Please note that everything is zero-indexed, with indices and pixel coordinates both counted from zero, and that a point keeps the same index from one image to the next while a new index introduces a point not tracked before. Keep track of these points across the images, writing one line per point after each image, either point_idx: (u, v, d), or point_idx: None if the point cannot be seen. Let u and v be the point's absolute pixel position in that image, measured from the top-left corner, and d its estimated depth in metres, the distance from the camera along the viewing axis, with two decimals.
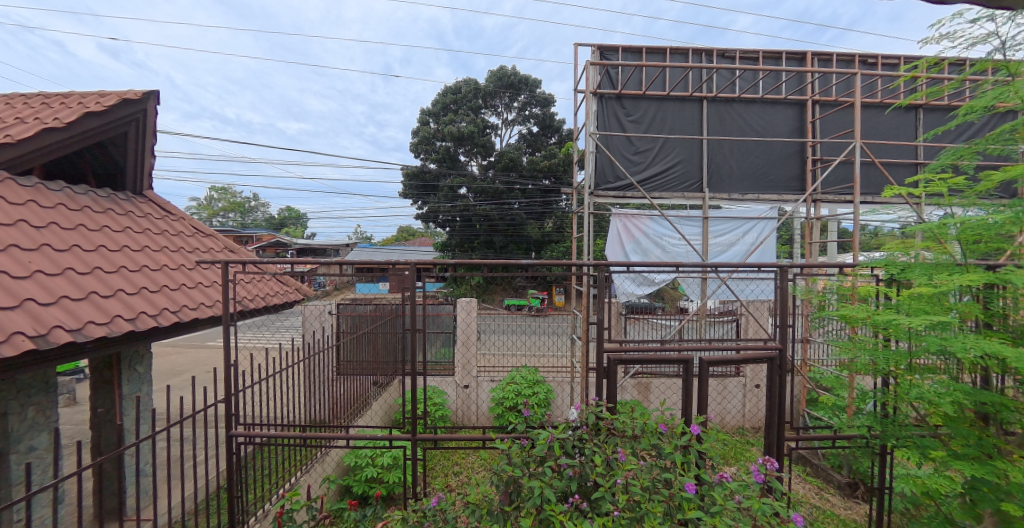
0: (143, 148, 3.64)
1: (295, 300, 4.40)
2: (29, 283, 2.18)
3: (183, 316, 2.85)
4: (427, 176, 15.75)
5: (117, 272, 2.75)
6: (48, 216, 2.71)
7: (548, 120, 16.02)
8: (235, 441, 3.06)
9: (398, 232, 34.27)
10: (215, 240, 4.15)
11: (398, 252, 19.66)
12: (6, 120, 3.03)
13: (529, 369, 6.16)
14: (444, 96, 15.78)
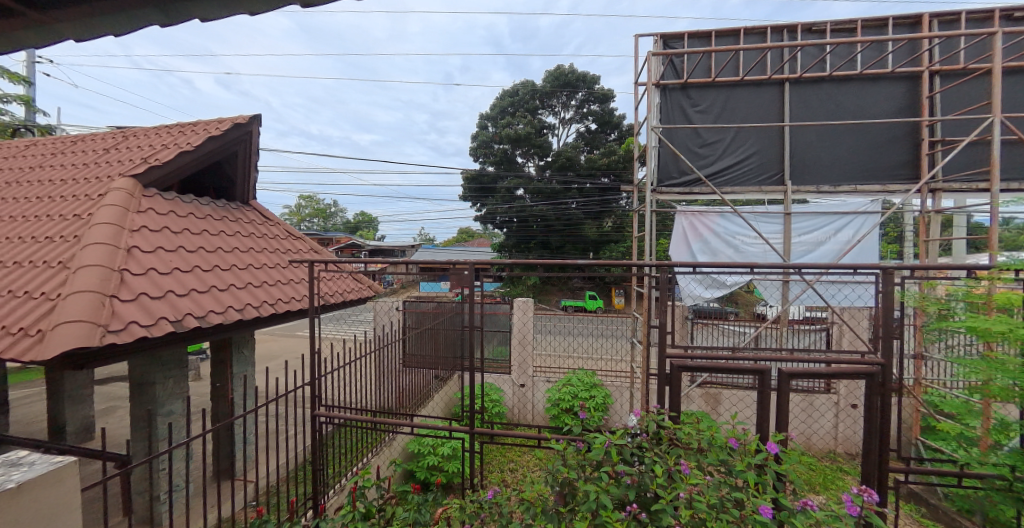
0: (250, 165, 4.06)
1: (368, 297, 4.67)
2: (170, 278, 2.67)
3: (281, 309, 3.21)
4: (485, 180, 16.01)
5: (230, 270, 3.18)
6: (183, 223, 3.26)
7: (607, 116, 15.63)
8: (316, 422, 3.32)
9: (458, 234, 35.48)
10: (303, 243, 4.52)
11: (457, 252, 20.31)
12: (154, 147, 3.62)
13: (586, 372, 6.04)
14: (502, 100, 16.05)
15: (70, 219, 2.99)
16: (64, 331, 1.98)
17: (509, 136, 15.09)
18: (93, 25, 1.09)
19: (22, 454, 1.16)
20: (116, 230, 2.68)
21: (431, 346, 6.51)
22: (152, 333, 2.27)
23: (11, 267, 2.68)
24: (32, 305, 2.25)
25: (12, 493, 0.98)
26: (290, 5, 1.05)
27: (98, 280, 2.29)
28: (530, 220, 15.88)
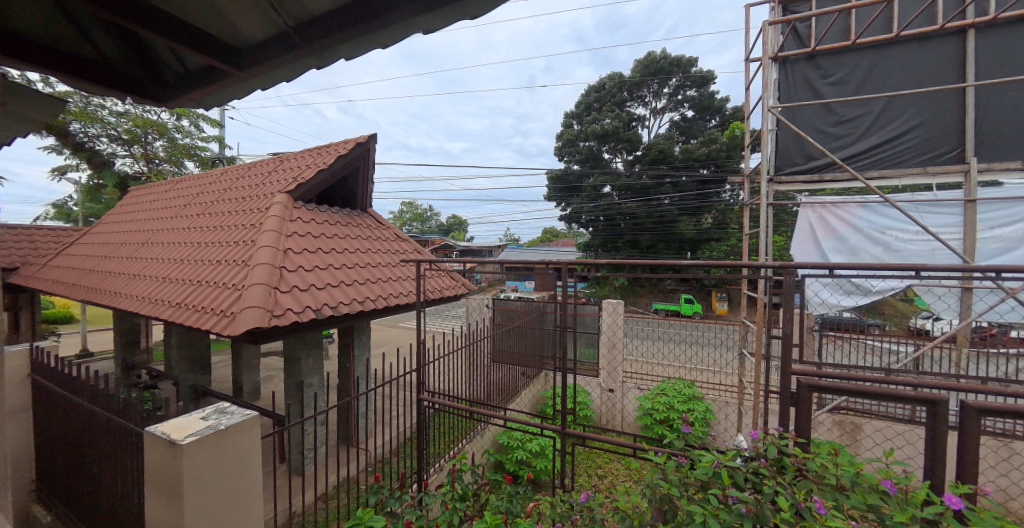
0: (366, 175, 5.16)
1: (461, 294, 4.92)
2: (311, 275, 3.75)
3: (386, 303, 4.14)
4: (571, 178, 15.84)
5: (352, 269, 4.23)
6: (320, 229, 4.39)
7: (705, 102, 14.53)
8: (422, 404, 3.59)
9: (543, 234, 35.64)
10: (408, 244, 5.45)
11: (545, 252, 20.42)
12: (303, 168, 4.84)
13: (684, 383, 5.60)
14: (587, 96, 15.74)
15: (248, 227, 4.23)
16: (250, 313, 3.06)
17: (595, 132, 14.74)
18: (278, 71, 1.44)
19: (226, 405, 1.86)
20: (278, 237, 3.83)
21: (518, 344, 6.61)
22: (299, 318, 3.28)
23: (216, 261, 3.95)
24: (232, 291, 3.42)
25: (222, 432, 1.65)
26: (414, 34, 1.23)
27: (267, 276, 3.38)
28: (618, 218, 15.27)
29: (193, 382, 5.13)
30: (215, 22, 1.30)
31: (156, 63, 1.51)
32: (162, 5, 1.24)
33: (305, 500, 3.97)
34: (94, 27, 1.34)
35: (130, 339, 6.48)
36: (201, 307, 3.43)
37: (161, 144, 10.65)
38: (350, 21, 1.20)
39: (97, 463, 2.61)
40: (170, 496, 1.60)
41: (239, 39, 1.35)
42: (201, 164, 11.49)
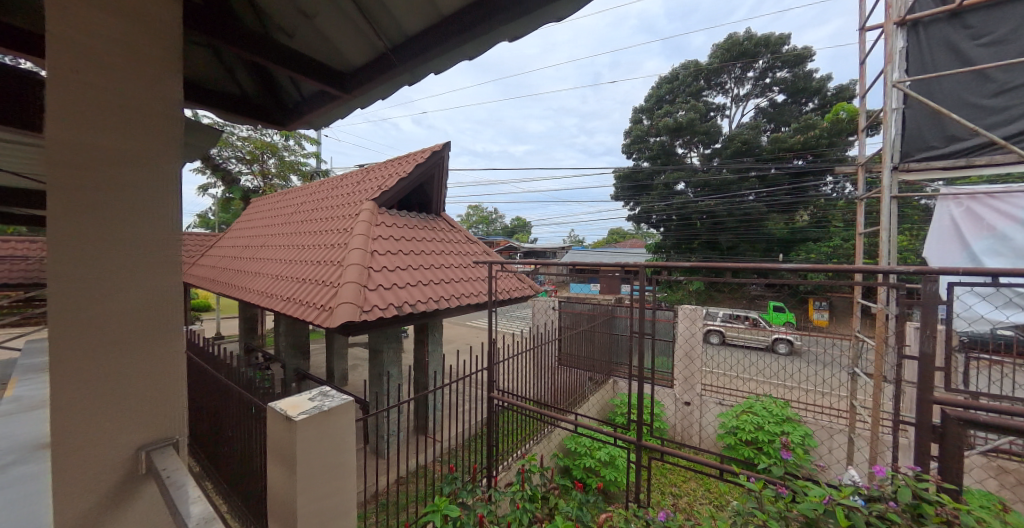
0: (440, 181, 5.54)
1: (529, 295, 4.97)
2: (394, 275, 4.09)
3: (460, 302, 4.37)
4: (640, 176, 15.20)
5: (428, 270, 4.54)
6: (401, 233, 4.78)
7: (798, 84, 13.16)
8: (494, 402, 3.66)
9: (609, 236, 34.63)
10: (478, 246, 5.64)
11: (613, 254, 19.77)
12: (385, 178, 5.32)
13: (776, 402, 5.08)
14: (659, 88, 15.03)
15: (341, 232, 4.72)
16: (344, 309, 3.41)
17: (667, 126, 13.98)
18: (376, 89, 1.70)
19: (329, 390, 1.70)
20: (366, 240, 4.23)
21: (586, 347, 6.47)
22: (384, 314, 3.58)
23: (316, 262, 4.47)
24: (328, 288, 3.84)
25: (327, 414, 1.50)
26: (502, 41, 1.34)
27: (358, 276, 3.75)
28: (694, 217, 14.30)
29: (296, 365, 5.87)
30: (329, 53, 1.61)
31: (280, 91, 1.92)
32: (290, 45, 1.59)
33: (384, 481, 4.31)
34: (239, 66, 1.77)
35: (250, 327, 7.61)
36: (304, 302, 3.90)
37: (273, 162, 12.23)
38: (440, 39, 1.37)
39: (232, 427, 3.21)
40: (282, 467, 1.47)
41: (346, 63, 1.65)
42: (300, 177, 13.02)
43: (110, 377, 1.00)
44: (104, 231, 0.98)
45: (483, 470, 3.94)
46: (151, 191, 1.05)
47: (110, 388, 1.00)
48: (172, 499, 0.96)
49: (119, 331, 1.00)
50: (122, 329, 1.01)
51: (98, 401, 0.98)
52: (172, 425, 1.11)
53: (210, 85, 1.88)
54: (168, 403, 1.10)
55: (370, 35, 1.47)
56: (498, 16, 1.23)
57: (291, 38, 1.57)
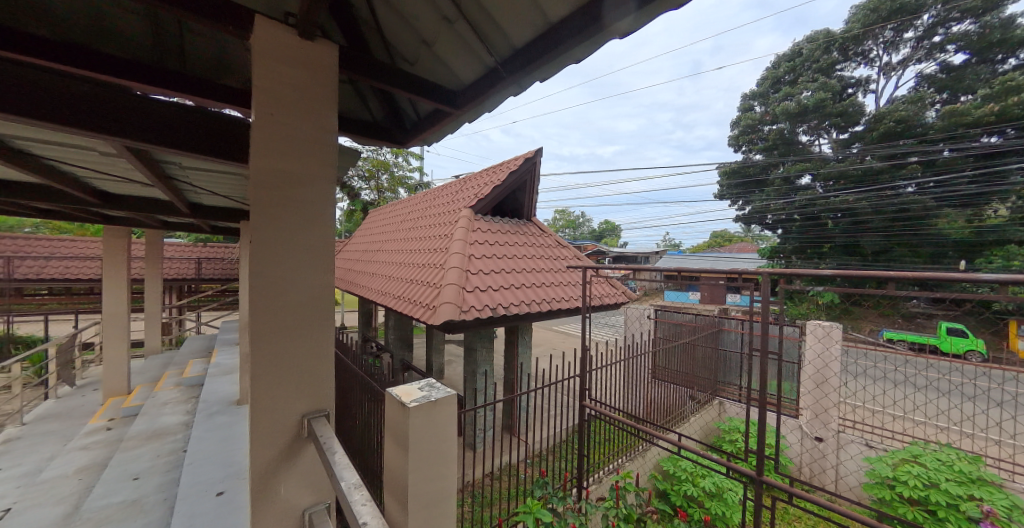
0: (532, 187, 5.60)
1: (622, 302, 4.75)
2: (489, 277, 4.19)
3: (552, 307, 4.30)
4: (750, 171, 13.69)
5: (522, 273, 4.56)
6: (495, 238, 4.89)
7: (990, 37, 10.48)
8: (586, 411, 3.46)
9: (713, 239, 31.73)
10: (569, 250, 5.50)
11: (718, 260, 17.97)
12: (481, 185, 5.51)
13: (951, 450, 4.09)
14: (777, 69, 13.57)
15: (441, 238, 5.00)
16: (445, 308, 3.54)
17: (787, 111, 12.44)
18: (485, 104, 1.74)
19: (432, 382, 1.68)
20: (465, 245, 4.39)
21: (688, 364, 5.93)
22: (481, 316, 3.66)
23: (420, 266, 4.79)
24: (431, 288, 4.05)
25: (433, 403, 1.45)
26: (612, 39, 1.27)
27: (458, 277, 3.90)
28: (823, 216, 12.25)
29: (402, 357, 6.46)
30: (444, 73, 1.71)
31: (401, 113, 2.14)
32: (411, 72, 1.74)
33: (476, 473, 4.46)
34: (370, 93, 2.04)
35: (366, 321, 8.64)
36: (409, 301, 4.18)
37: (386, 177, 13.60)
38: (546, 47, 1.36)
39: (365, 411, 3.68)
40: (396, 445, 1.49)
41: (458, 81, 1.74)
42: (408, 189, 14.34)
43: (292, 373, 1.53)
44: (291, 276, 1.52)
45: (572, 479, 3.79)
46: (320, 252, 1.58)
47: (287, 366, 1.52)
48: (328, 461, 1.34)
49: (300, 344, 1.54)
50: (301, 343, 1.54)
51: (283, 381, 1.51)
52: (324, 401, 1.60)
53: (352, 115, 2.19)
54: (321, 392, 1.59)
55: (480, 51, 1.51)
56: (608, 14, 1.17)
57: (412, 65, 1.72)
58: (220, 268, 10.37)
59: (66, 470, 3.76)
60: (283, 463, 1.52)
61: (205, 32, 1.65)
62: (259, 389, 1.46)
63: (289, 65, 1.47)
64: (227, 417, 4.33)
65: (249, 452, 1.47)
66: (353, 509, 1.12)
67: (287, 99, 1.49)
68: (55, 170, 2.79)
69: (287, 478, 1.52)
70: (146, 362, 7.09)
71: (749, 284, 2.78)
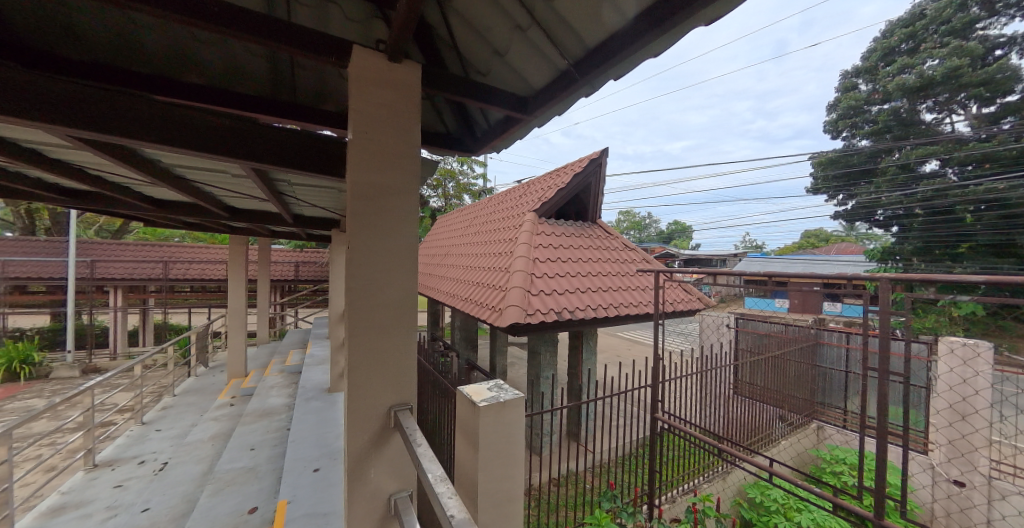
0: (598, 190, 5.51)
1: (697, 309, 4.50)
2: (554, 280, 4.15)
3: (620, 312, 4.13)
4: (853, 160, 12.27)
5: (588, 277, 4.46)
6: (559, 241, 4.84)
7: None
8: (657, 423, 3.25)
9: (803, 240, 28.66)
10: (636, 253, 5.27)
11: (810, 263, 16.16)
12: (546, 188, 5.51)
13: None
14: (886, 39, 11.89)
15: (506, 242, 5.06)
16: (510, 311, 3.55)
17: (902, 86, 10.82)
18: (557, 107, 1.71)
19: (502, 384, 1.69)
20: (530, 249, 4.39)
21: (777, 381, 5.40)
22: (546, 319, 3.63)
23: (486, 269, 4.88)
24: (497, 292, 4.09)
25: (501, 405, 1.45)
26: (696, 28, 1.20)
27: (523, 280, 3.90)
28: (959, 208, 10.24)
29: (468, 357, 6.67)
30: (516, 81, 1.73)
31: (473, 122, 2.19)
32: (484, 83, 1.80)
33: (540, 476, 4.50)
34: (445, 107, 2.12)
35: (434, 321, 9.05)
36: (476, 303, 4.26)
37: (452, 184, 14.17)
38: (618, 47, 1.32)
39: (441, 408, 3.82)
40: (468, 445, 1.51)
41: (529, 87, 1.74)
42: (472, 195, 14.83)
43: (382, 365, 1.61)
44: (382, 275, 1.60)
45: (642, 495, 3.61)
46: (408, 252, 1.64)
47: (377, 360, 1.60)
48: (414, 453, 1.37)
49: (388, 340, 1.62)
50: (389, 340, 1.62)
51: (374, 374, 1.60)
52: (409, 395, 1.67)
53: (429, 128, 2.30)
54: (406, 386, 1.66)
55: (552, 55, 1.50)
56: (684, 9, 1.12)
57: (485, 77, 1.77)
58: (314, 271, 11.59)
59: (201, 436, 4.53)
60: (374, 450, 1.61)
61: (310, 66, 1.83)
62: (354, 381, 1.55)
63: (380, 87, 1.54)
64: (316, 404, 4.76)
65: (344, 436, 1.57)
66: (443, 501, 1.13)
67: (374, 113, 1.56)
68: (201, 193, 3.28)
69: (377, 463, 1.61)
70: (257, 349, 8.21)
71: (857, 291, 2.44)
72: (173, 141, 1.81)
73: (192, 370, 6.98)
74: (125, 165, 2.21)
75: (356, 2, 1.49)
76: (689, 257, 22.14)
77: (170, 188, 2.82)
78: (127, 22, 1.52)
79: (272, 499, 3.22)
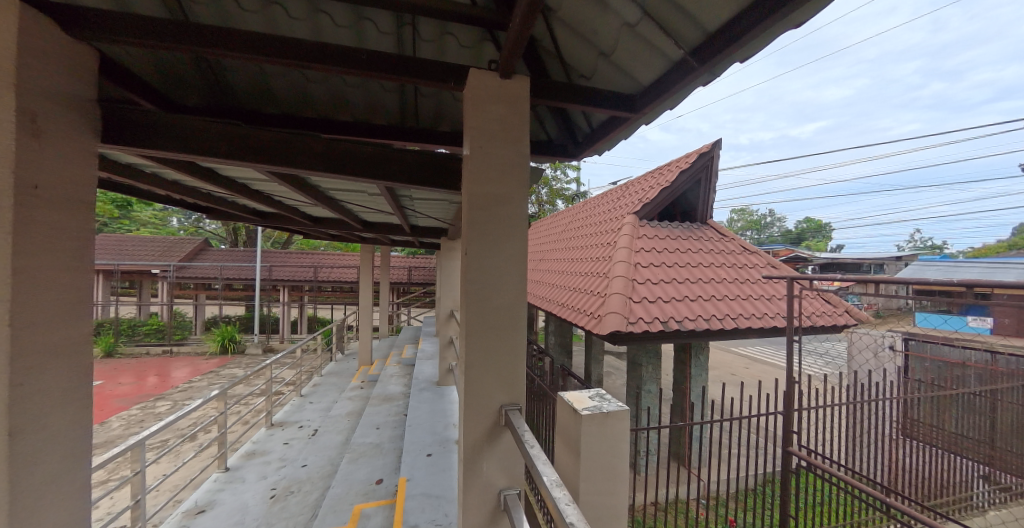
0: (711, 187, 5.26)
1: (843, 324, 4.15)
2: (658, 287, 4.11)
3: (736, 323, 3.90)
4: None
5: (697, 283, 4.31)
6: (663, 244, 4.75)
7: None
8: (790, 459, 3.01)
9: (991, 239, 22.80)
10: (759, 257, 4.89)
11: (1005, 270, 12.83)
12: (648, 188, 5.42)
13: None
14: None
15: (604, 246, 5.12)
16: (612, 318, 3.64)
17: None
18: (663, 104, 1.81)
19: (604, 393, 1.82)
20: (630, 253, 4.40)
21: (978, 427, 4.57)
22: (650, 328, 3.62)
23: (584, 274, 5.01)
24: (596, 298, 4.17)
25: (605, 415, 1.57)
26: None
27: (624, 286, 3.95)
28: None
29: (562, 363, 6.81)
30: (624, 80, 1.86)
31: (575, 127, 2.39)
32: (589, 85, 1.97)
33: (642, 499, 4.49)
34: (548, 115, 2.35)
35: (530, 325, 9.40)
36: (574, 308, 4.42)
37: (544, 191, 14.62)
38: (723, 43, 1.38)
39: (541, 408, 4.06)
40: (570, 455, 1.64)
41: (635, 85, 1.87)
42: (565, 201, 15.09)
43: (494, 366, 1.88)
44: (497, 282, 1.87)
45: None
46: (517, 259, 1.89)
47: (488, 360, 1.86)
48: (528, 454, 1.52)
49: (499, 341, 1.87)
50: (501, 342, 1.88)
51: (486, 373, 1.86)
52: (517, 397, 1.92)
53: (533, 136, 2.58)
54: (514, 389, 1.91)
55: (661, 50, 1.60)
56: (786, 3, 1.15)
57: (589, 79, 1.94)
58: (425, 275, 12.92)
59: (341, 412, 5.44)
60: (487, 444, 1.87)
61: (430, 93, 2.16)
62: (472, 379, 1.84)
63: (495, 103, 1.80)
64: (427, 394, 5.38)
65: (462, 427, 1.86)
66: (561, 505, 1.22)
67: (492, 129, 1.83)
68: (345, 209, 4.00)
69: (488, 457, 1.88)
70: (379, 342, 9.48)
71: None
72: (334, 168, 2.25)
73: (334, 356, 8.38)
74: (297, 191, 2.87)
75: (472, 30, 1.77)
76: (827, 262, 19.15)
77: (325, 208, 3.55)
78: (302, 76, 2.00)
79: (393, 474, 3.74)
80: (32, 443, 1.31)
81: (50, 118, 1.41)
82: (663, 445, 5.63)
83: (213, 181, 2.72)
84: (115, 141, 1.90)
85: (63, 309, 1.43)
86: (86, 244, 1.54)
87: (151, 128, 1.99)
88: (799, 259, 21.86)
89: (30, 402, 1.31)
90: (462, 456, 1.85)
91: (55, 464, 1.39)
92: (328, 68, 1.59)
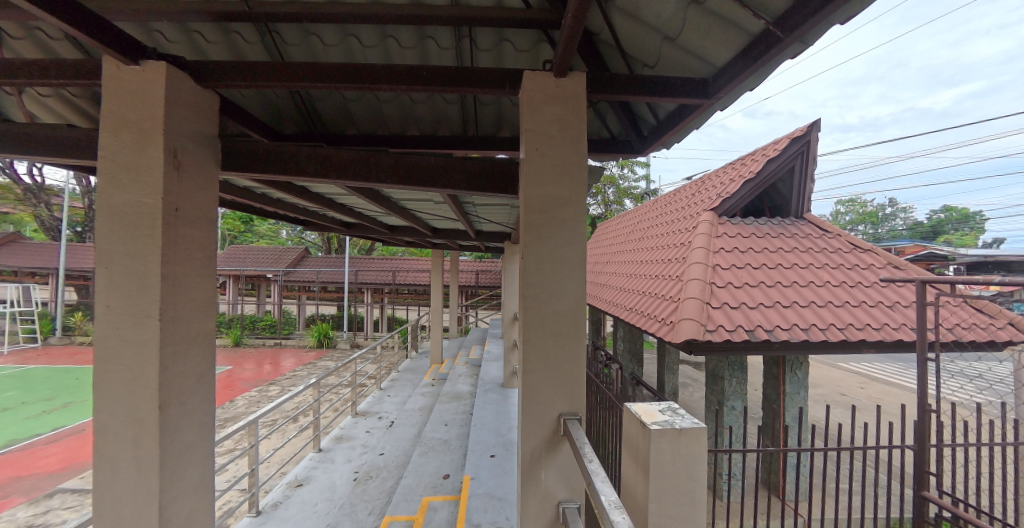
0: (807, 175, 4.79)
1: (1005, 341, 3.52)
2: (742, 291, 3.85)
3: (844, 334, 3.51)
4: None
5: (792, 287, 3.95)
6: (748, 244, 4.42)
7: None
8: (927, 506, 2.59)
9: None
10: (875, 256, 4.35)
11: None
12: (730, 181, 5.10)
13: None
14: None
15: (677, 247, 4.90)
16: (686, 325, 3.47)
17: None
18: (738, 88, 1.74)
19: (676, 407, 1.73)
20: (707, 254, 4.16)
21: None
22: (732, 337, 3.40)
23: (655, 276, 4.83)
24: (669, 302, 4.01)
25: (678, 432, 1.48)
26: None
27: (700, 290, 3.75)
28: None
29: (632, 371, 6.61)
30: (691, 65, 1.81)
31: (640, 119, 2.36)
32: (653, 74, 1.96)
33: None
34: (610, 110, 2.36)
35: (597, 329, 9.25)
36: (644, 313, 4.28)
37: (613, 192, 14.29)
38: (806, 14, 1.27)
39: (608, 414, 3.99)
40: (637, 470, 1.59)
41: (705, 71, 1.81)
42: (635, 201, 14.65)
43: (555, 373, 1.92)
44: (559, 284, 1.91)
45: None
46: (579, 261, 1.92)
47: (548, 365, 1.91)
48: (587, 469, 1.54)
49: (561, 345, 1.91)
50: (562, 348, 1.92)
51: (546, 378, 1.91)
52: (576, 407, 1.94)
53: (598, 134, 2.61)
54: (575, 397, 1.94)
55: (729, 30, 1.54)
56: None
57: (654, 68, 1.93)
58: (493, 278, 13.30)
59: (415, 406, 5.83)
60: (547, 452, 1.92)
61: (489, 101, 2.27)
62: (534, 385, 1.90)
63: (553, 106, 1.85)
64: (494, 396, 5.55)
65: (522, 434, 1.93)
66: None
67: (550, 130, 1.88)
68: (416, 218, 4.31)
69: (547, 468, 1.92)
70: (450, 342, 9.96)
71: None
72: (404, 181, 2.44)
73: (410, 353, 8.99)
74: (374, 203, 3.15)
75: (527, 35, 1.85)
76: (971, 257, 16.26)
77: (398, 217, 3.85)
78: (375, 98, 2.24)
79: (459, 470, 3.92)
80: (176, 416, 1.62)
81: (189, 151, 1.73)
82: (752, 470, 5.18)
83: (308, 198, 3.12)
84: (233, 169, 2.25)
85: (195, 308, 1.75)
86: (211, 257, 1.85)
87: (260, 158, 2.33)
88: (933, 258, 18.53)
89: (174, 382, 1.63)
90: (521, 465, 1.91)
91: (191, 434, 1.69)
92: (397, 87, 1.76)
